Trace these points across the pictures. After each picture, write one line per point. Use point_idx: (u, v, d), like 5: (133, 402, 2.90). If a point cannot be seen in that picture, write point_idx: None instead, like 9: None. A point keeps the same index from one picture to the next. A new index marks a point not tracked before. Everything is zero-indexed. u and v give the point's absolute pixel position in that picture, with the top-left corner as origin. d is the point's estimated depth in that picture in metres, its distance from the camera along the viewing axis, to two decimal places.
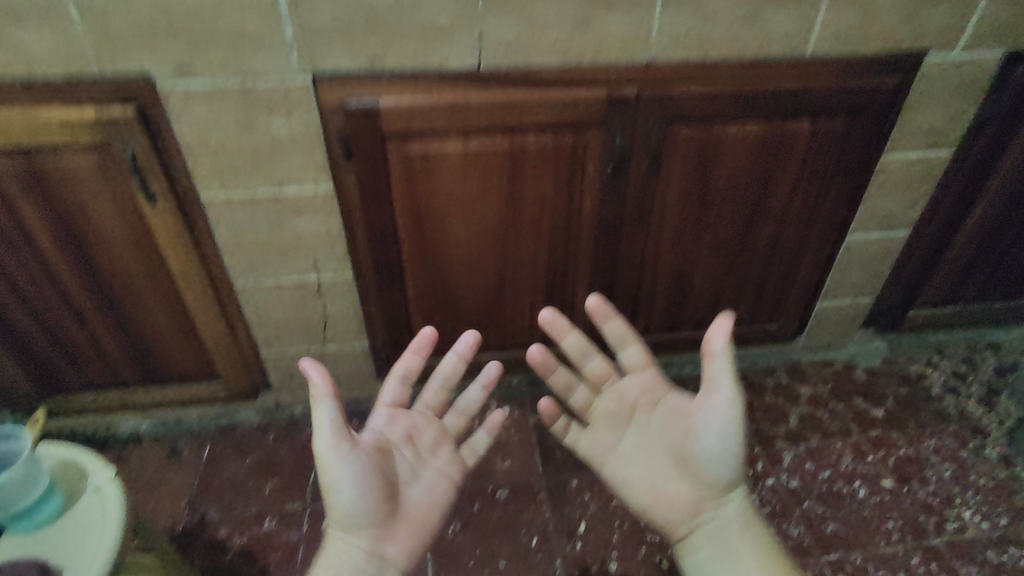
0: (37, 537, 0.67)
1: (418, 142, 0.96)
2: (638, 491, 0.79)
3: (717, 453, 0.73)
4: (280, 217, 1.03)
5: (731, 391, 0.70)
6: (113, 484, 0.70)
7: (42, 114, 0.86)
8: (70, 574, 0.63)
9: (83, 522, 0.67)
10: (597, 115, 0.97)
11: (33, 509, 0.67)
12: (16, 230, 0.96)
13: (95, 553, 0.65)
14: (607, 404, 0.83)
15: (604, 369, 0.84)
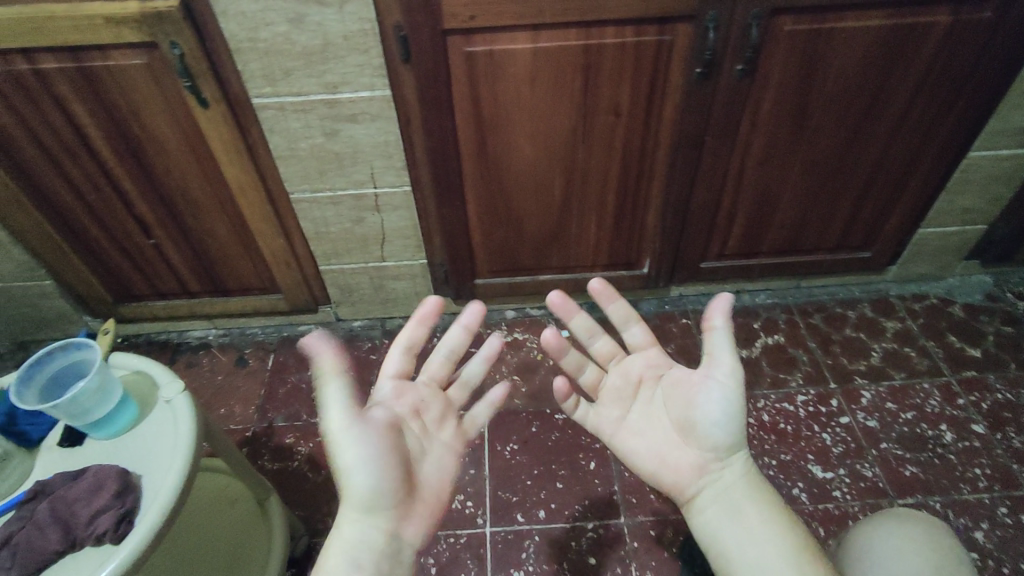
0: (117, 444, 0.66)
1: (482, 40, 0.86)
2: (642, 461, 0.63)
3: (720, 426, 0.58)
4: (336, 125, 0.96)
5: (732, 361, 0.58)
6: (183, 397, 0.68)
7: (86, 8, 0.80)
8: (151, 480, 0.61)
9: (158, 431, 0.66)
10: (689, 6, 0.83)
11: (110, 418, 0.66)
12: (76, 135, 0.94)
13: (171, 460, 0.63)
14: (613, 382, 0.70)
15: (612, 348, 0.72)
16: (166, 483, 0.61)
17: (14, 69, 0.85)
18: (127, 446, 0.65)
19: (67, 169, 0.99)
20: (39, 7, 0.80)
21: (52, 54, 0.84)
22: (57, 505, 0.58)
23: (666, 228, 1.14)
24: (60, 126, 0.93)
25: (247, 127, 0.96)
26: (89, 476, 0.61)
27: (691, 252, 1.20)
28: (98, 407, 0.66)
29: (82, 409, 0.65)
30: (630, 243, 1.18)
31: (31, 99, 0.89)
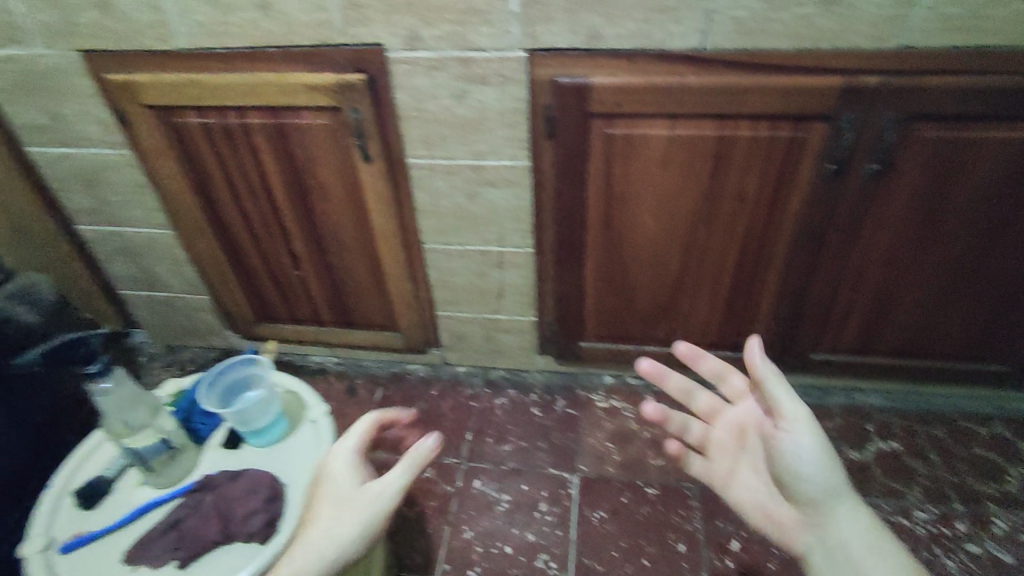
0: (269, 451, 0.83)
1: (621, 124, 0.93)
2: (750, 509, 0.75)
3: (806, 471, 0.68)
4: (477, 187, 1.06)
5: (804, 416, 0.68)
6: (326, 419, 0.85)
7: (292, 77, 0.96)
8: (295, 487, 0.79)
9: (301, 444, 0.84)
10: (826, 108, 0.86)
11: (267, 428, 0.84)
12: (259, 177, 1.11)
13: (309, 474, 0.80)
14: (721, 435, 0.80)
15: (710, 401, 0.82)
16: (305, 494, 0.77)
17: (226, 121, 1.03)
18: (277, 452, 0.83)
19: (245, 205, 1.16)
20: (257, 74, 0.97)
21: (256, 111, 1.01)
22: (221, 500, 0.76)
23: (780, 316, 1.13)
24: (249, 168, 1.10)
25: (399, 182, 1.08)
26: (246, 478, 0.77)
27: (803, 343, 1.18)
28: (258, 416, 0.84)
29: (249, 416, 0.84)
30: (740, 326, 1.18)
31: (232, 145, 1.07)
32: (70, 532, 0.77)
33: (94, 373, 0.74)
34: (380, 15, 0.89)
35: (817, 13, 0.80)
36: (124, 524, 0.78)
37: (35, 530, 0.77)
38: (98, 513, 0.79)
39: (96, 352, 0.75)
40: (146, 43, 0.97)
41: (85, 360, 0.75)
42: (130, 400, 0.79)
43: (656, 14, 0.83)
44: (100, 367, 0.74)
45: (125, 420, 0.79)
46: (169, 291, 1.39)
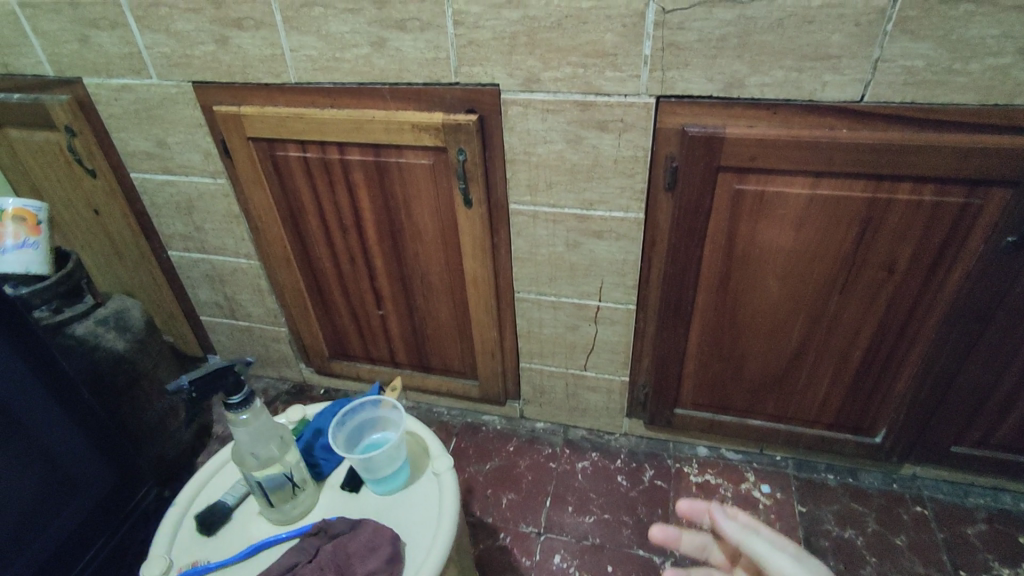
0: (389, 502, 0.82)
1: (755, 179, 0.84)
2: None
3: None
4: (580, 238, 0.99)
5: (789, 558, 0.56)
6: (449, 474, 0.82)
7: (399, 116, 0.92)
8: (416, 550, 0.75)
9: (424, 499, 0.81)
10: (1012, 173, 0.74)
11: (389, 478, 0.82)
12: (352, 215, 1.07)
13: (433, 532, 0.76)
14: None
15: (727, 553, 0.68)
16: (430, 558, 0.73)
17: (327, 156, 1.00)
18: (399, 504, 0.81)
19: (335, 241, 1.12)
20: (364, 111, 0.94)
21: (359, 148, 0.98)
22: (340, 549, 0.72)
23: (918, 400, 0.99)
24: (344, 206, 1.06)
25: (498, 227, 1.02)
26: (366, 533, 0.74)
27: (942, 432, 1.02)
28: (383, 464, 0.82)
29: (375, 464, 0.82)
30: (866, 407, 1.04)
31: (330, 181, 1.03)
32: (186, 560, 0.77)
33: (234, 404, 0.72)
34: (499, 55, 0.84)
35: (1011, 66, 0.69)
36: (236, 560, 0.76)
37: (153, 551, 0.77)
38: (213, 543, 0.79)
39: (237, 380, 0.72)
40: (258, 76, 0.96)
41: (229, 388, 0.72)
42: (263, 431, 0.77)
43: (810, 62, 0.74)
44: (242, 397, 0.72)
45: (255, 451, 0.77)
46: (249, 319, 1.37)
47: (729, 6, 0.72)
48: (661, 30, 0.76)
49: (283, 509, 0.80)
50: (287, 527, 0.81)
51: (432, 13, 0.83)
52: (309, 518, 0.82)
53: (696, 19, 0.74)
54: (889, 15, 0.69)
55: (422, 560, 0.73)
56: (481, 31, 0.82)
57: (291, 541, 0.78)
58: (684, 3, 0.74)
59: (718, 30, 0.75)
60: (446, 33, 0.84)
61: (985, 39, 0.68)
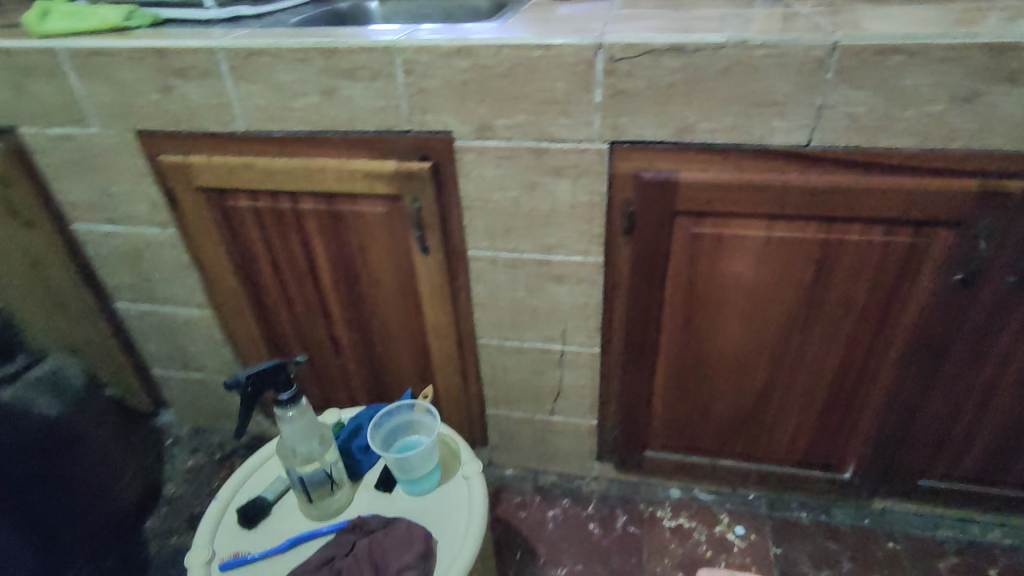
0: (420, 501, 0.91)
1: (711, 222, 0.84)
2: None
3: None
4: (540, 282, 0.97)
5: None
6: (477, 478, 0.92)
7: (351, 164, 0.90)
8: (443, 548, 0.84)
9: (452, 501, 0.90)
10: (955, 213, 0.76)
11: (420, 479, 0.91)
12: (306, 263, 1.03)
13: (461, 534, 0.85)
14: None
15: None
16: (458, 555, 0.82)
17: (279, 206, 0.97)
18: (428, 506, 0.91)
19: (290, 290, 1.08)
20: (315, 160, 0.91)
21: (311, 196, 0.95)
22: (375, 545, 0.82)
23: (883, 435, 0.99)
24: (298, 255, 1.03)
25: (457, 274, 0.99)
26: (400, 531, 0.83)
27: (909, 467, 1.02)
28: (416, 467, 0.90)
29: (407, 465, 0.90)
30: (833, 444, 1.03)
31: (283, 230, 1.00)
32: (231, 550, 0.87)
33: (283, 402, 0.82)
34: (451, 104, 0.83)
35: (946, 112, 0.71)
36: (279, 550, 0.86)
37: (202, 541, 0.88)
38: (255, 535, 0.89)
39: (288, 380, 0.82)
40: (205, 125, 0.93)
41: (280, 386, 0.82)
42: (307, 430, 0.86)
43: (757, 109, 0.75)
44: (291, 395, 0.82)
45: (299, 448, 0.86)
46: (202, 372, 1.30)
47: (676, 55, 0.73)
48: (611, 79, 0.76)
49: (321, 504, 0.89)
50: (322, 522, 0.90)
51: (382, 62, 0.82)
52: (344, 515, 0.91)
53: (644, 67, 0.75)
54: (829, 64, 0.71)
55: (450, 559, 0.82)
56: (432, 80, 0.82)
57: (329, 534, 0.88)
58: (632, 52, 0.74)
59: (667, 78, 0.75)
60: (396, 81, 0.83)
61: (921, 87, 0.70)
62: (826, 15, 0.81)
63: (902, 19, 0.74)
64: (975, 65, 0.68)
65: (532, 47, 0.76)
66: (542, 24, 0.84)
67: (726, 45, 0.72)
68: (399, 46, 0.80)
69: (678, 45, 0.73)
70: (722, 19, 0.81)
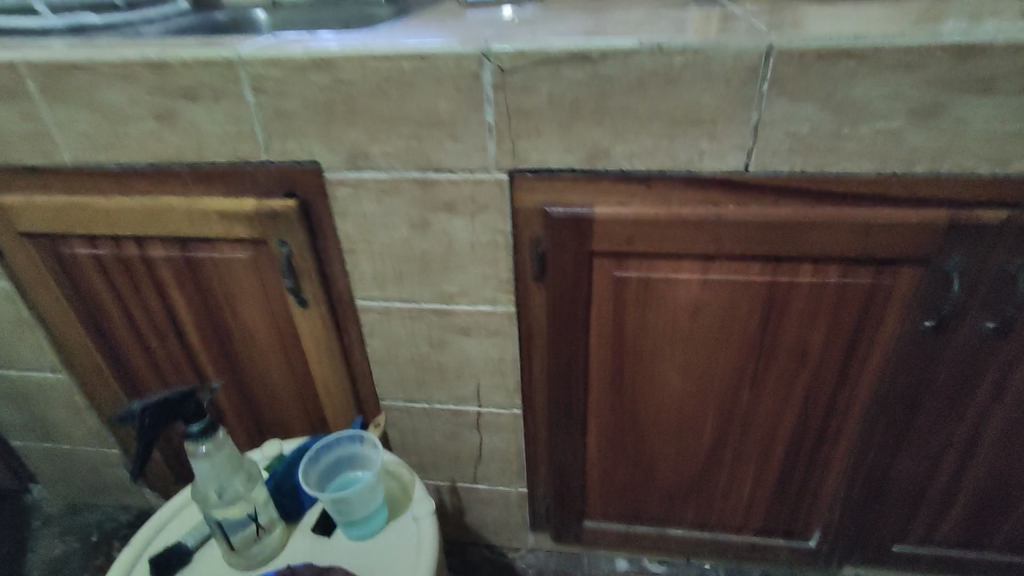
0: (364, 547, 0.75)
1: (637, 264, 0.69)
2: None
3: None
4: (445, 336, 0.81)
5: None
6: (432, 520, 0.77)
7: (202, 201, 0.74)
8: None
9: (401, 546, 0.75)
10: (921, 250, 0.63)
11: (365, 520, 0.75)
12: (166, 319, 0.86)
13: None
14: None
15: None
16: None
17: (124, 253, 0.80)
18: (372, 552, 0.75)
19: (153, 351, 0.90)
20: (159, 197, 0.75)
21: (160, 241, 0.78)
22: None
23: (850, 500, 0.85)
24: (155, 311, 0.85)
25: (346, 328, 0.83)
26: None
27: (880, 533, 0.89)
28: (358, 506, 0.75)
29: (348, 504, 0.75)
30: (795, 509, 0.89)
31: (133, 282, 0.83)
32: None
33: (195, 434, 0.65)
34: (314, 127, 0.67)
35: (905, 130, 0.58)
36: None
37: None
38: None
39: (198, 407, 0.65)
40: (21, 157, 0.75)
41: (189, 416, 0.65)
42: (228, 465, 0.69)
43: (681, 129, 0.61)
44: (204, 426, 0.65)
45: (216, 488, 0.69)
46: (69, 443, 1.10)
47: (578, 64, 0.59)
48: (502, 94, 0.62)
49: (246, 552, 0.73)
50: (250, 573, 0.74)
51: (224, 78, 0.66)
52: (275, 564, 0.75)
53: (541, 79, 0.60)
54: (762, 73, 0.57)
55: None
56: (288, 99, 0.66)
57: None
58: (524, 61, 0.60)
59: (570, 91, 0.61)
60: (245, 101, 0.67)
61: (875, 99, 0.57)
62: (760, 16, 0.68)
63: (847, 19, 0.61)
64: (938, 72, 0.55)
65: (404, 57, 0.61)
66: (426, 30, 0.69)
67: (638, 50, 0.58)
68: (242, 58, 0.64)
69: (580, 51, 0.58)
70: (638, 22, 0.67)
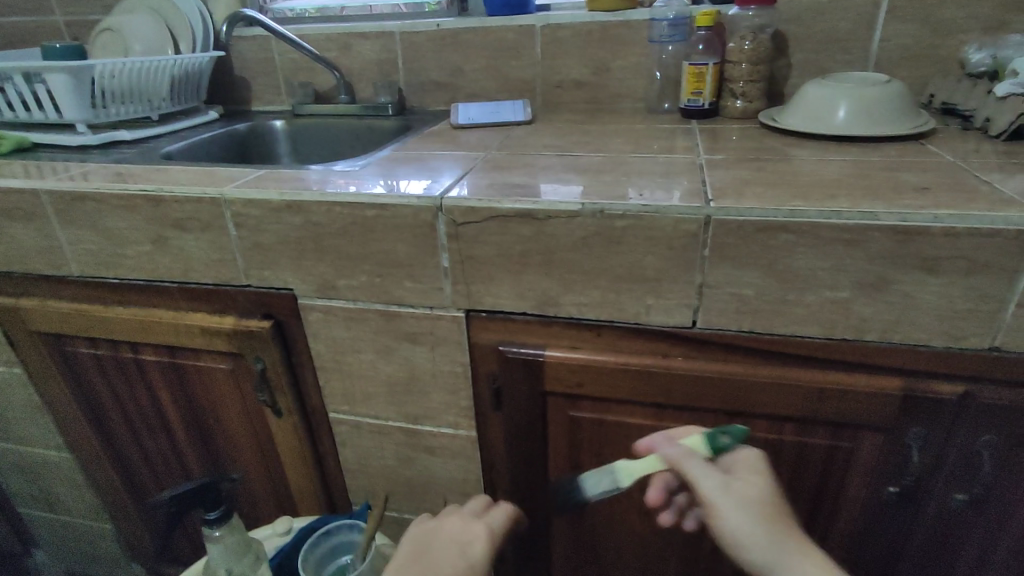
0: None
1: (590, 405, 0.70)
2: None
3: None
4: (412, 453, 0.82)
5: None
6: None
7: (188, 318, 0.79)
8: None
9: None
10: (874, 419, 0.61)
11: None
12: (158, 416, 0.91)
13: None
14: (738, 492, 0.54)
15: (703, 469, 0.55)
16: None
17: (120, 354, 0.86)
18: None
19: (144, 441, 0.95)
20: (151, 311, 0.81)
21: (153, 348, 0.84)
22: None
23: None
24: (148, 408, 0.90)
25: (319, 437, 0.85)
26: None
27: None
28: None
29: None
30: None
31: (128, 380, 0.89)
32: None
33: (722, 446, 0.57)
34: (288, 260, 0.71)
35: (852, 300, 0.57)
36: None
37: None
38: None
39: (220, 495, 0.68)
40: (39, 267, 0.83)
41: (206, 504, 0.67)
42: (235, 548, 0.69)
43: (627, 282, 0.62)
44: (219, 513, 0.67)
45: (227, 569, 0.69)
46: (71, 514, 1.15)
47: (525, 222, 0.62)
48: (456, 243, 0.65)
49: None
50: None
51: (210, 214, 0.71)
52: None
53: (493, 233, 0.63)
54: (703, 240, 0.58)
55: None
56: (265, 234, 0.71)
57: None
58: (475, 216, 0.63)
59: (519, 245, 0.63)
60: (227, 233, 0.72)
61: (815, 269, 0.56)
62: (719, 169, 0.69)
63: (802, 184, 0.61)
64: (879, 250, 0.54)
65: (367, 206, 0.66)
66: (397, 173, 0.74)
67: (581, 212, 0.60)
68: (226, 197, 0.70)
69: (528, 211, 0.61)
70: (598, 173, 0.70)
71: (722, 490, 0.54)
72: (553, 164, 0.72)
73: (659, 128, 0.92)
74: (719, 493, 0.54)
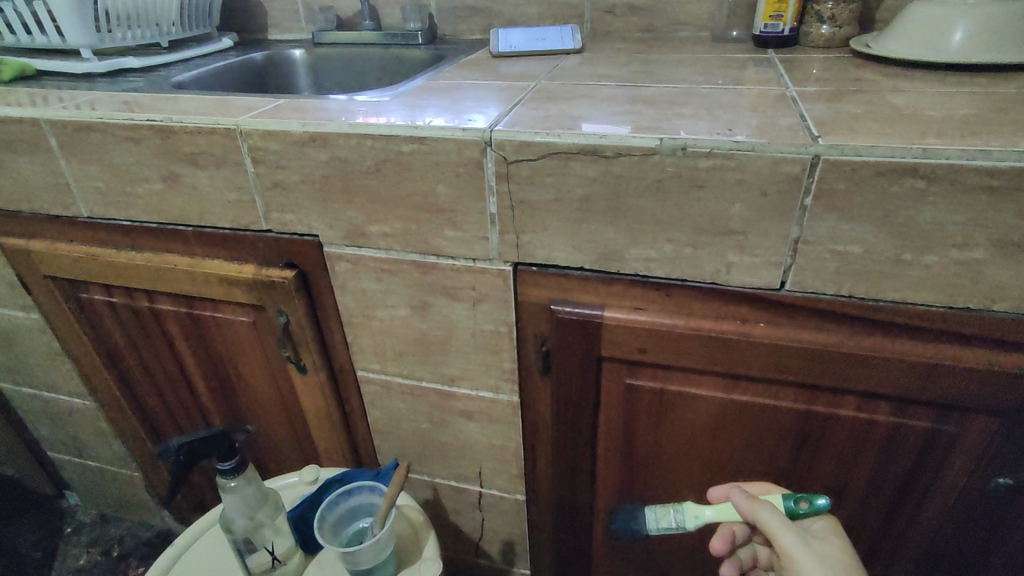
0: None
1: (650, 374, 0.62)
2: None
3: None
4: (446, 417, 0.76)
5: None
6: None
7: (204, 265, 0.72)
8: None
9: None
10: (990, 400, 0.52)
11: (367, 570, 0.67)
12: (177, 368, 0.85)
13: None
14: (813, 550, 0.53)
15: (786, 527, 0.53)
16: None
17: (135, 303, 0.80)
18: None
19: (164, 393, 0.90)
20: (165, 256, 0.74)
21: (169, 297, 0.77)
22: None
23: None
24: (166, 359, 0.85)
25: (348, 396, 0.79)
26: None
27: None
28: (372, 565, 0.66)
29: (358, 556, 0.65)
30: None
31: (144, 330, 0.83)
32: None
33: (799, 514, 0.55)
34: (312, 202, 0.63)
35: (986, 262, 0.47)
36: None
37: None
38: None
39: (232, 444, 0.63)
40: (45, 207, 0.76)
41: (218, 453, 0.62)
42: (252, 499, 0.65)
43: (707, 235, 0.53)
44: (233, 463, 0.62)
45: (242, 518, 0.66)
46: (97, 461, 1.13)
47: (589, 161, 0.52)
48: (505, 185, 0.56)
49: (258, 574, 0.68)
50: None
51: (225, 149, 0.63)
52: None
53: (550, 174, 0.54)
54: (807, 186, 0.48)
55: None
56: (287, 173, 0.62)
57: None
58: (530, 153, 0.53)
59: (580, 188, 0.54)
60: (245, 171, 0.64)
61: (943, 224, 0.47)
62: (814, 102, 0.58)
63: (928, 119, 0.50)
64: None
65: (402, 140, 0.56)
66: (434, 104, 0.65)
67: (658, 150, 0.50)
68: (242, 129, 0.61)
69: (594, 148, 0.51)
70: (670, 106, 0.59)
71: (799, 545, 0.53)
72: (615, 95, 0.62)
73: (729, 58, 0.81)
74: (797, 546, 0.52)
